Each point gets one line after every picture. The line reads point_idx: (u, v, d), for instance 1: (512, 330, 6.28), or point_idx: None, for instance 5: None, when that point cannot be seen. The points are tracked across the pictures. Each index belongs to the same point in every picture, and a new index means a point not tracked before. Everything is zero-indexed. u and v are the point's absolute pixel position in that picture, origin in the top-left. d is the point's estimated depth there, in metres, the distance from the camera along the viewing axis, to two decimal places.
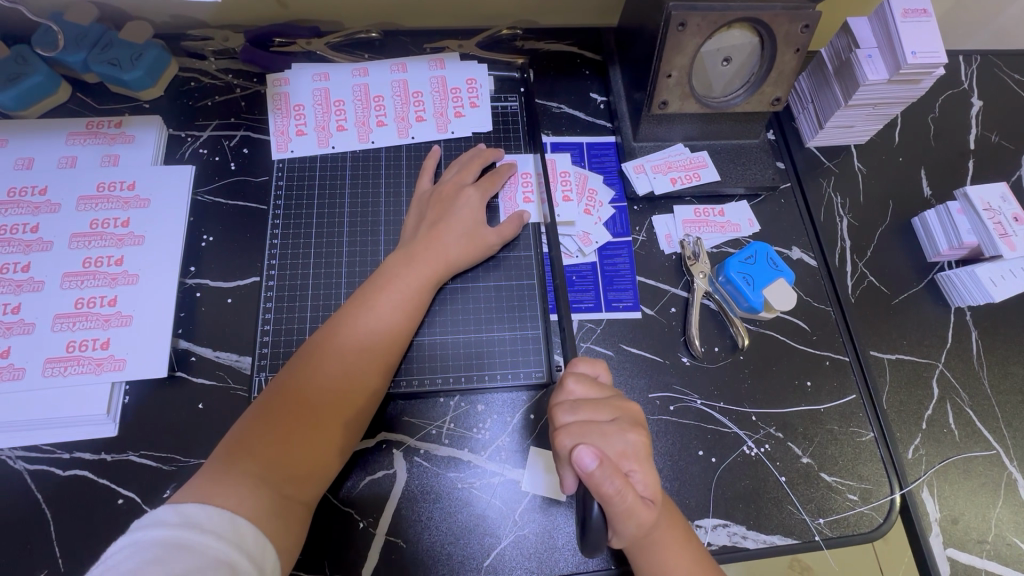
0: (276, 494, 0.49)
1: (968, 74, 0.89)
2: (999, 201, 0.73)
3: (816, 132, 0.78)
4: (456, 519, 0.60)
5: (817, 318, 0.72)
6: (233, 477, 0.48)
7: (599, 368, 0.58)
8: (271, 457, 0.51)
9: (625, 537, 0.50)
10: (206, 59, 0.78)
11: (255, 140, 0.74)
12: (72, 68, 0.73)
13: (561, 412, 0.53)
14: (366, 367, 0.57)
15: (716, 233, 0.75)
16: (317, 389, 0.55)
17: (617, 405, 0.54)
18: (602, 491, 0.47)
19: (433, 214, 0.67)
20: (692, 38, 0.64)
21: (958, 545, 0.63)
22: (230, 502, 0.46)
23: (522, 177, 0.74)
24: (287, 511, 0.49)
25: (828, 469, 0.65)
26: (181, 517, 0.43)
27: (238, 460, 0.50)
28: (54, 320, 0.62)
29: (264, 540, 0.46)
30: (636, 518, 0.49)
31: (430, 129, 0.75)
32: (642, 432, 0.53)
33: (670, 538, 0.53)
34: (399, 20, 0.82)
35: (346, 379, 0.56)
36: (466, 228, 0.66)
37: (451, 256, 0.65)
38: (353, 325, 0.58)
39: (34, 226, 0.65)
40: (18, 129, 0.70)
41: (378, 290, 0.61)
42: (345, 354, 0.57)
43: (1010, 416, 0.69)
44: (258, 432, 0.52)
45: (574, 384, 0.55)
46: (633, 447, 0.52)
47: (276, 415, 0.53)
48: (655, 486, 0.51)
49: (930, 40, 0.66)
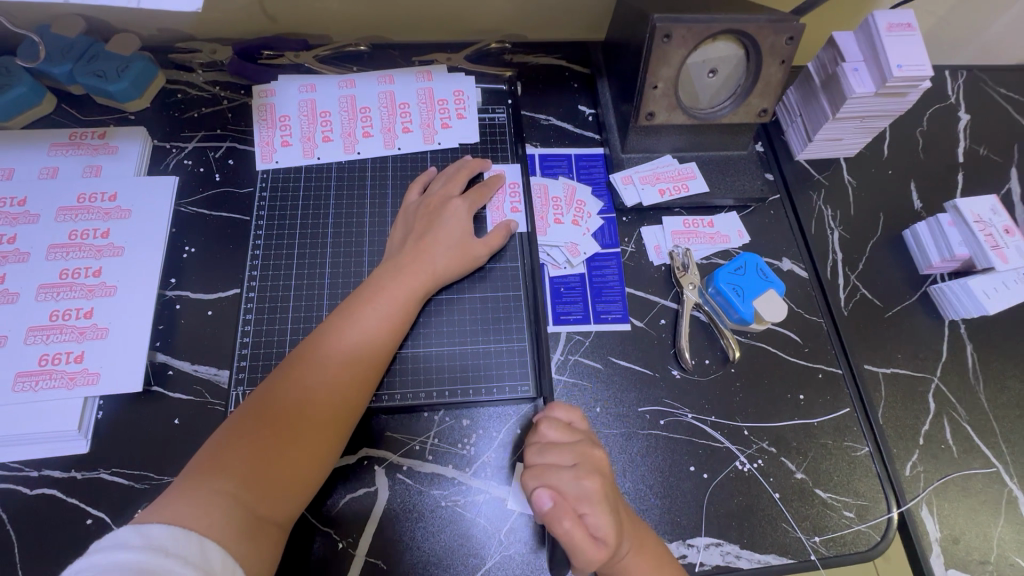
0: (248, 515, 0.47)
1: (955, 88, 0.90)
2: (989, 213, 0.72)
3: (804, 144, 0.78)
4: (440, 538, 0.58)
5: (809, 330, 0.71)
6: (204, 496, 0.47)
7: (576, 415, 0.57)
8: (245, 475, 0.49)
9: (583, 574, 0.50)
10: (194, 72, 0.78)
11: (240, 151, 0.74)
12: (58, 80, 0.72)
13: (529, 452, 0.54)
14: (349, 381, 0.56)
15: (706, 244, 0.74)
16: (297, 404, 0.53)
17: (580, 451, 0.53)
18: (551, 530, 0.49)
19: (420, 226, 0.66)
20: (678, 49, 0.65)
21: (958, 565, 0.61)
22: (197, 525, 0.45)
23: (510, 187, 0.73)
24: (259, 532, 0.48)
25: (823, 485, 0.63)
26: (144, 539, 0.42)
27: (210, 477, 0.48)
28: (27, 332, 0.60)
29: (232, 565, 0.44)
30: (583, 558, 0.48)
31: (417, 140, 0.74)
32: (598, 479, 0.51)
33: (641, 567, 0.52)
34: (388, 33, 0.82)
35: (327, 393, 0.54)
36: (453, 239, 0.65)
37: (438, 268, 0.64)
38: (337, 337, 0.57)
39: (11, 236, 0.64)
40: (0, 140, 0.69)
41: (364, 302, 0.60)
42: (328, 368, 0.55)
43: (1007, 430, 0.67)
44: (233, 449, 0.50)
45: (545, 427, 0.55)
46: (588, 494, 0.50)
47: (253, 430, 0.51)
48: (610, 528, 0.49)
49: (915, 53, 0.66)
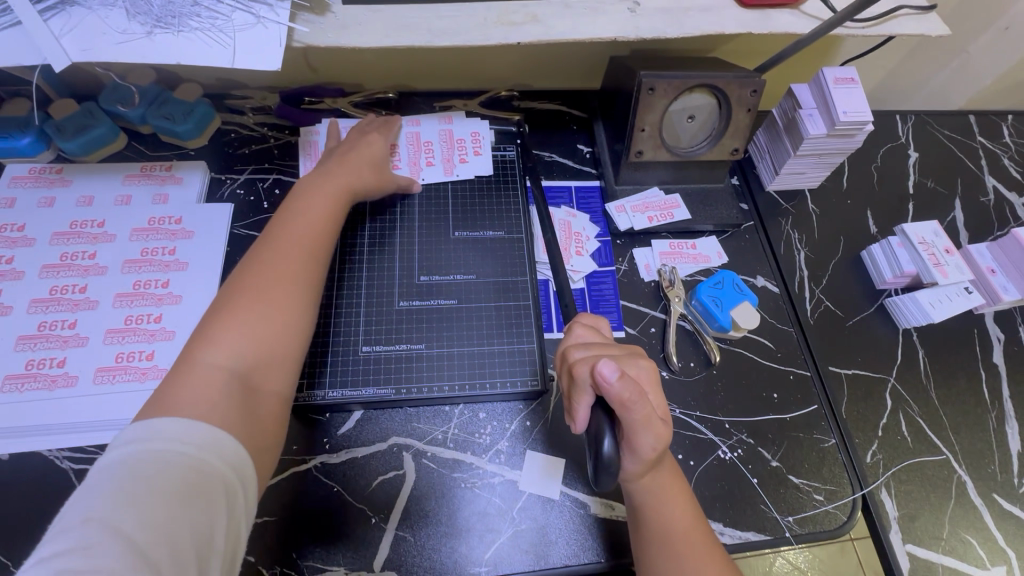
0: (241, 384, 0.53)
1: (905, 131, 1.03)
2: (932, 236, 0.84)
3: (773, 177, 0.91)
4: (460, 515, 0.66)
5: (780, 337, 0.81)
6: (196, 380, 0.51)
7: (600, 322, 0.67)
8: (226, 357, 0.54)
9: (643, 458, 0.56)
10: (245, 115, 0.91)
11: (286, 182, 0.86)
12: (132, 122, 0.84)
13: (575, 349, 0.60)
14: (299, 260, 0.64)
15: (689, 263, 0.85)
16: (258, 292, 0.59)
17: (623, 344, 0.62)
18: (622, 399, 0.53)
19: (342, 151, 0.77)
20: (660, 99, 0.77)
21: (915, 541, 0.70)
22: (197, 412, 0.48)
23: (457, 143, 0.89)
24: (255, 399, 0.54)
25: (795, 471, 0.72)
26: (154, 434, 0.45)
27: (194, 366, 0.53)
28: (106, 334, 0.70)
29: (245, 440, 0.49)
30: (657, 433, 0.55)
31: (438, 173, 0.86)
32: (650, 360, 0.61)
33: (673, 480, 0.60)
34: (413, 83, 0.96)
35: (283, 279, 0.61)
36: (372, 160, 0.78)
37: (360, 179, 0.75)
38: (277, 234, 0.65)
39: (92, 253, 0.75)
40: (82, 172, 0.81)
41: (297, 207, 0.69)
42: (274, 258, 0.62)
43: (956, 424, 0.77)
44: (207, 342, 0.55)
45: (578, 329, 0.64)
46: (646, 372, 0.59)
47: (224, 321, 0.56)
48: (665, 408, 0.59)
49: (859, 102, 0.78)
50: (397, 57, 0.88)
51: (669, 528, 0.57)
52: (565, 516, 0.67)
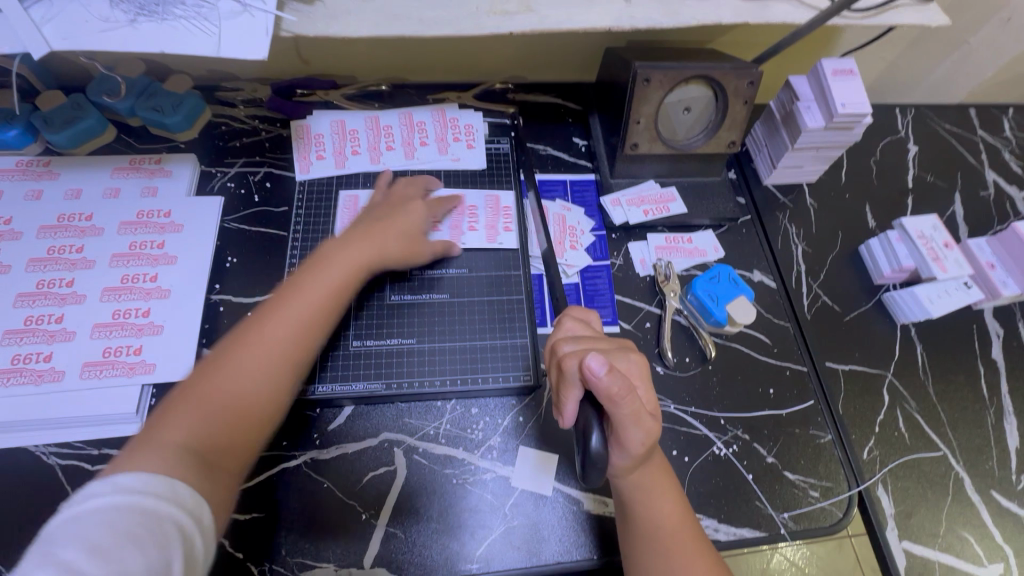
0: (199, 455, 0.49)
1: (904, 124, 1.02)
2: (931, 230, 0.83)
3: (770, 171, 0.90)
4: (452, 511, 0.65)
5: (777, 333, 0.80)
6: (156, 443, 0.48)
7: (591, 315, 0.66)
8: (195, 425, 0.51)
9: (632, 453, 0.55)
10: (235, 107, 0.90)
11: (277, 175, 0.84)
12: (120, 114, 0.83)
13: (564, 342, 0.59)
14: (301, 336, 0.59)
15: (685, 258, 0.84)
16: (249, 355, 0.56)
17: (615, 338, 0.61)
18: (610, 394, 0.52)
19: (379, 213, 0.74)
20: (656, 91, 0.76)
21: (912, 538, 0.69)
22: (153, 467, 0.46)
23: (505, 211, 0.83)
24: (211, 473, 0.49)
25: (790, 468, 0.71)
26: (113, 486, 0.43)
27: (162, 428, 0.50)
28: (93, 328, 0.69)
29: (200, 495, 0.46)
30: (645, 429, 0.55)
31: (482, 238, 0.80)
32: (641, 355, 0.60)
33: (662, 475, 0.59)
34: (406, 75, 0.94)
35: (276, 348, 0.58)
36: (403, 232, 0.73)
37: (388, 244, 0.71)
38: (286, 296, 0.61)
39: (79, 246, 0.74)
40: (70, 165, 0.80)
41: (313, 268, 0.65)
42: (271, 325, 0.59)
43: (955, 421, 0.76)
44: (186, 401, 0.53)
45: (568, 321, 0.63)
46: (636, 367, 0.58)
47: (208, 382, 0.54)
48: (654, 403, 0.59)
49: (857, 93, 0.77)
50: (390, 48, 0.87)
51: (658, 522, 0.57)
52: (558, 512, 0.66)
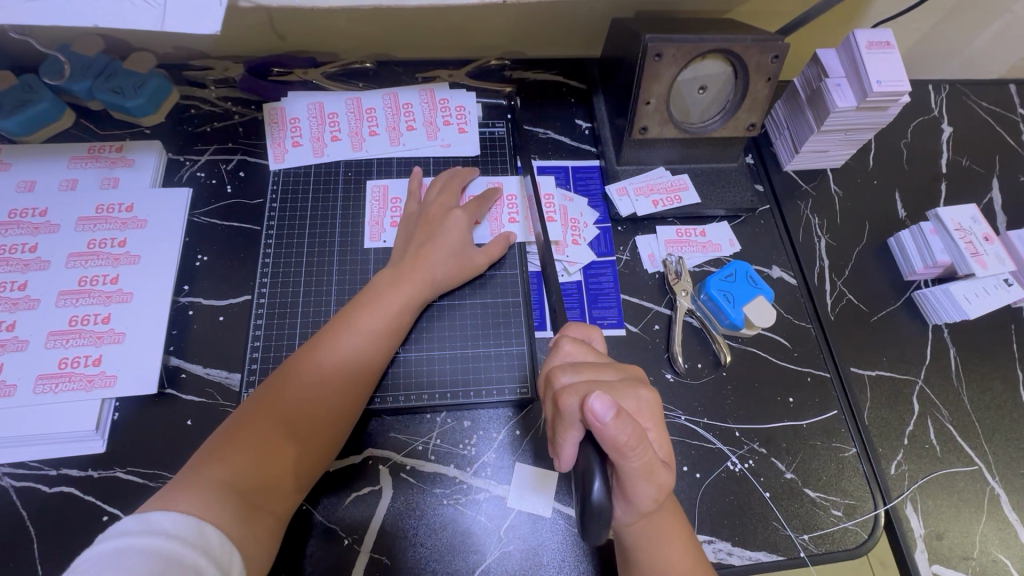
0: (244, 501, 0.49)
1: (938, 102, 0.93)
2: (970, 222, 0.75)
3: (792, 156, 0.82)
4: (442, 535, 0.60)
5: (797, 335, 0.73)
6: (202, 484, 0.48)
7: (593, 335, 0.59)
8: (243, 467, 0.51)
9: (641, 504, 0.49)
10: (206, 88, 0.82)
11: (251, 163, 0.77)
12: (78, 96, 0.76)
13: (562, 372, 0.53)
14: (351, 383, 0.59)
15: (697, 252, 0.77)
16: (301, 399, 0.56)
17: (620, 366, 0.55)
18: (617, 441, 0.46)
19: (421, 235, 0.68)
20: (668, 67, 0.68)
21: (942, 561, 0.64)
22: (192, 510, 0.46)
23: (509, 199, 0.76)
24: (254, 519, 0.49)
25: (811, 485, 0.66)
26: (144, 525, 0.42)
27: (209, 466, 0.50)
28: (48, 337, 0.63)
29: (231, 546, 0.45)
30: (656, 479, 0.49)
31: (523, 231, 0.74)
32: (650, 389, 0.54)
33: (671, 522, 0.54)
34: (392, 51, 0.86)
35: (326, 394, 0.57)
36: (452, 250, 0.68)
37: (435, 273, 0.66)
38: (337, 338, 0.60)
39: (33, 245, 0.67)
40: (22, 154, 0.73)
41: (363, 306, 0.62)
42: (324, 370, 0.58)
43: (991, 432, 0.70)
44: (234, 441, 0.52)
45: (566, 343, 0.56)
46: (646, 404, 0.52)
47: (256, 423, 0.54)
48: (668, 447, 0.53)
49: (894, 69, 0.70)
50: (372, 21, 0.79)
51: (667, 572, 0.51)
52: (558, 536, 0.61)
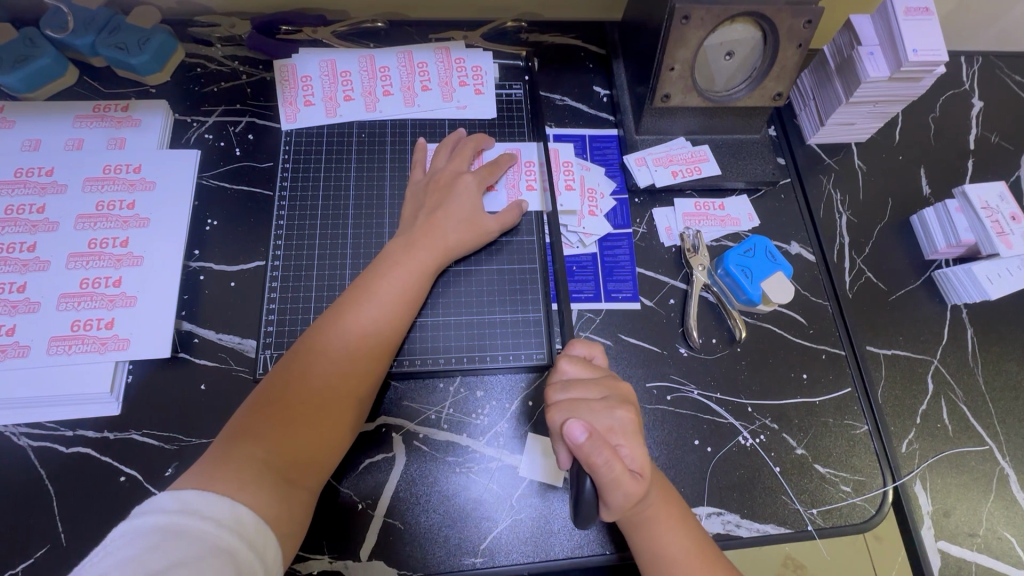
0: (278, 476, 0.50)
1: (969, 74, 0.90)
2: (997, 200, 0.74)
3: (817, 128, 0.79)
4: (454, 501, 0.61)
5: (814, 312, 0.72)
6: (235, 461, 0.49)
7: (595, 351, 0.59)
8: (271, 443, 0.51)
9: (615, 510, 0.51)
10: (212, 46, 0.79)
11: (260, 126, 0.75)
12: (81, 52, 0.73)
13: (554, 391, 0.55)
14: (371, 354, 0.58)
15: (716, 227, 0.75)
16: (321, 371, 0.56)
17: (606, 384, 0.56)
18: (591, 462, 0.49)
19: (430, 203, 0.67)
20: (696, 31, 0.65)
21: (948, 538, 0.64)
22: (228, 487, 0.47)
23: (526, 166, 0.74)
24: (289, 495, 0.50)
25: (822, 461, 0.66)
26: (179, 502, 0.44)
27: (239, 444, 0.51)
28: (59, 299, 0.63)
29: (265, 529, 0.46)
30: (623, 489, 0.50)
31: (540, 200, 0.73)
32: (630, 409, 0.54)
33: (664, 512, 0.55)
34: (403, 10, 0.82)
35: (347, 370, 0.57)
36: (464, 217, 0.66)
37: (450, 241, 0.65)
38: (355, 311, 0.59)
39: (40, 206, 0.66)
40: (26, 111, 0.71)
41: (379, 278, 0.61)
42: (346, 339, 0.58)
43: (1003, 413, 0.70)
44: (259, 419, 0.53)
45: (566, 364, 0.57)
46: (620, 424, 0.53)
47: (280, 400, 0.54)
48: (643, 460, 0.52)
49: (931, 37, 0.67)
50: None
51: (663, 553, 0.54)
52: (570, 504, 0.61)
